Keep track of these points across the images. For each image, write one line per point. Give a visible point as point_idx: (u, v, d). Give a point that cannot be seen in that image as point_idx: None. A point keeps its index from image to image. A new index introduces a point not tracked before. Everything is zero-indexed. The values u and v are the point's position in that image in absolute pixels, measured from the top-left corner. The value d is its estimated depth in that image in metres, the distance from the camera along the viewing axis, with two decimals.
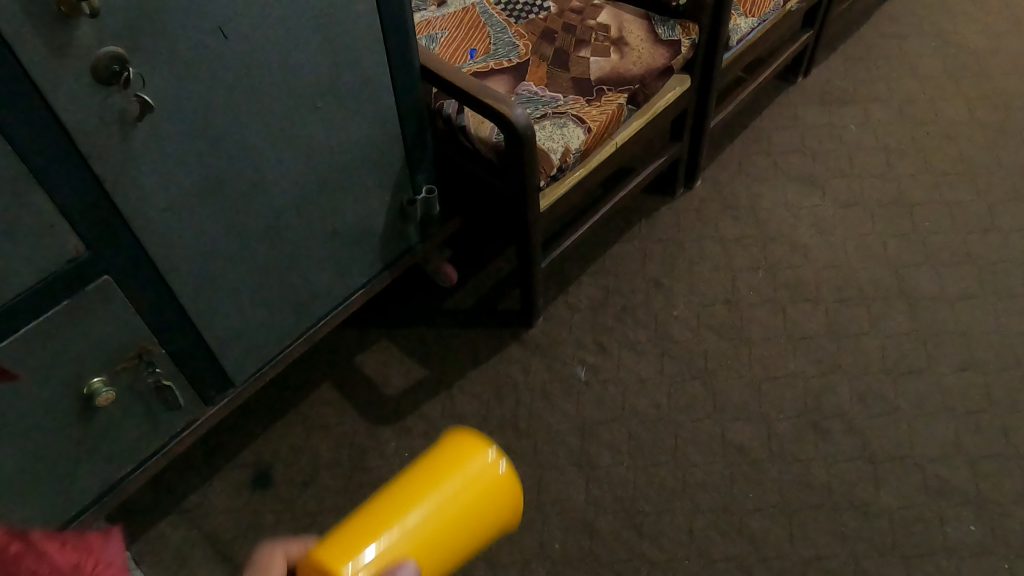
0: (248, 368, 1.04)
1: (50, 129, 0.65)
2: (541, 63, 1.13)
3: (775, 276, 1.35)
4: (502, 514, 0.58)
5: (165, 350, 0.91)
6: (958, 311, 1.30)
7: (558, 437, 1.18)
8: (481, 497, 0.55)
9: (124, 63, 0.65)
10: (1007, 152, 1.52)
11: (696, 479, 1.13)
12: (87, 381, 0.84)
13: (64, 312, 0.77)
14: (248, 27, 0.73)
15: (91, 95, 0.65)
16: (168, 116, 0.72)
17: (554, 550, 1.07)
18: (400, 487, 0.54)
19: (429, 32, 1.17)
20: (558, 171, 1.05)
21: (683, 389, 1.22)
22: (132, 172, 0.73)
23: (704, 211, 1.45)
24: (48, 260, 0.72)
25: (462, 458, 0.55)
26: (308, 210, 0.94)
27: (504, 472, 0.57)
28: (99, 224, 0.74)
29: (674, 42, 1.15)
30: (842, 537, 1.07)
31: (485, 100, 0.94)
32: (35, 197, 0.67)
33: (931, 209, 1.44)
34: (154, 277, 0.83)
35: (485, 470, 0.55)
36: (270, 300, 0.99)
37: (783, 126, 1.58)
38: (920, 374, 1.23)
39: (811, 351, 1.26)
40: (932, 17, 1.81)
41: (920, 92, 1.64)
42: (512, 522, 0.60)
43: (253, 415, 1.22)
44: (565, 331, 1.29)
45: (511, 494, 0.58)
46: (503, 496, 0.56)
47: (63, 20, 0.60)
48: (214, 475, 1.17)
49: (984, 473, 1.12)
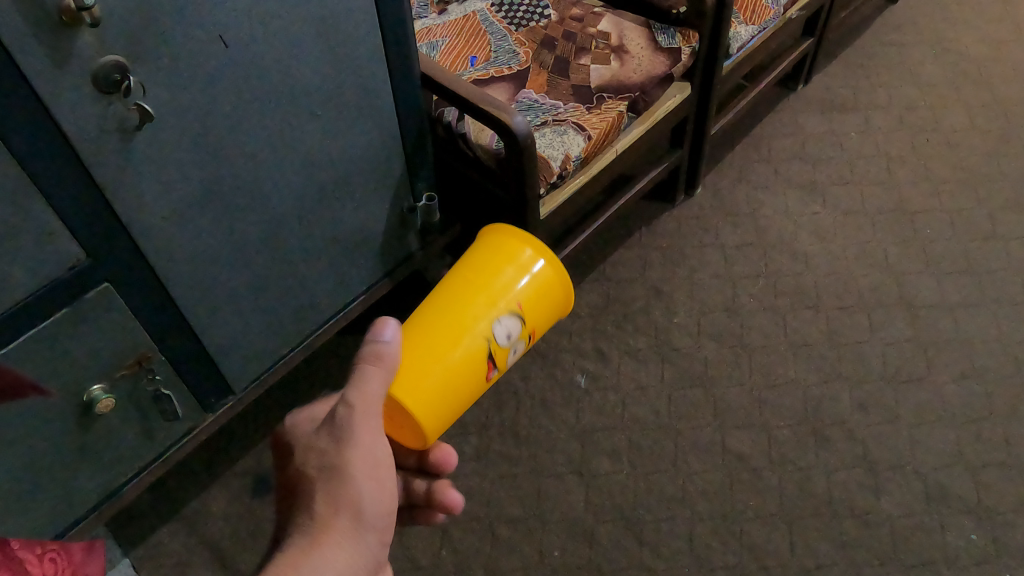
0: (247, 375, 1.04)
1: (50, 138, 0.65)
2: (541, 70, 1.13)
3: (776, 284, 1.35)
4: (548, 291, 0.78)
5: (165, 357, 0.91)
6: (958, 318, 1.30)
7: (557, 444, 1.17)
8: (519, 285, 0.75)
9: (126, 71, 0.65)
10: (1008, 159, 1.52)
11: (696, 487, 1.13)
12: (86, 389, 0.84)
13: (64, 319, 0.77)
14: (248, 34, 0.73)
15: (91, 103, 0.65)
16: (167, 123, 0.72)
17: (554, 558, 1.07)
18: (456, 284, 0.74)
19: (430, 39, 1.17)
20: (558, 178, 1.06)
21: (683, 397, 1.22)
22: (133, 180, 0.73)
23: (705, 218, 1.45)
24: (47, 269, 0.72)
25: (502, 256, 0.76)
26: (308, 218, 0.94)
27: (535, 269, 0.77)
28: (99, 232, 0.74)
29: (674, 50, 1.15)
30: (843, 546, 1.07)
31: (485, 107, 0.94)
32: (35, 206, 0.67)
33: (932, 217, 1.44)
34: (155, 286, 0.83)
35: (520, 266, 0.76)
36: (270, 307, 0.99)
37: (785, 133, 1.59)
38: (922, 382, 1.22)
39: (811, 359, 1.25)
40: (933, 25, 1.81)
41: (922, 99, 1.64)
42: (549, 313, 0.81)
43: (252, 421, 1.22)
44: (565, 339, 1.29)
45: (546, 287, 0.78)
46: (539, 287, 0.77)
47: (64, 30, 0.60)
48: (213, 482, 1.16)
49: (985, 482, 1.12)
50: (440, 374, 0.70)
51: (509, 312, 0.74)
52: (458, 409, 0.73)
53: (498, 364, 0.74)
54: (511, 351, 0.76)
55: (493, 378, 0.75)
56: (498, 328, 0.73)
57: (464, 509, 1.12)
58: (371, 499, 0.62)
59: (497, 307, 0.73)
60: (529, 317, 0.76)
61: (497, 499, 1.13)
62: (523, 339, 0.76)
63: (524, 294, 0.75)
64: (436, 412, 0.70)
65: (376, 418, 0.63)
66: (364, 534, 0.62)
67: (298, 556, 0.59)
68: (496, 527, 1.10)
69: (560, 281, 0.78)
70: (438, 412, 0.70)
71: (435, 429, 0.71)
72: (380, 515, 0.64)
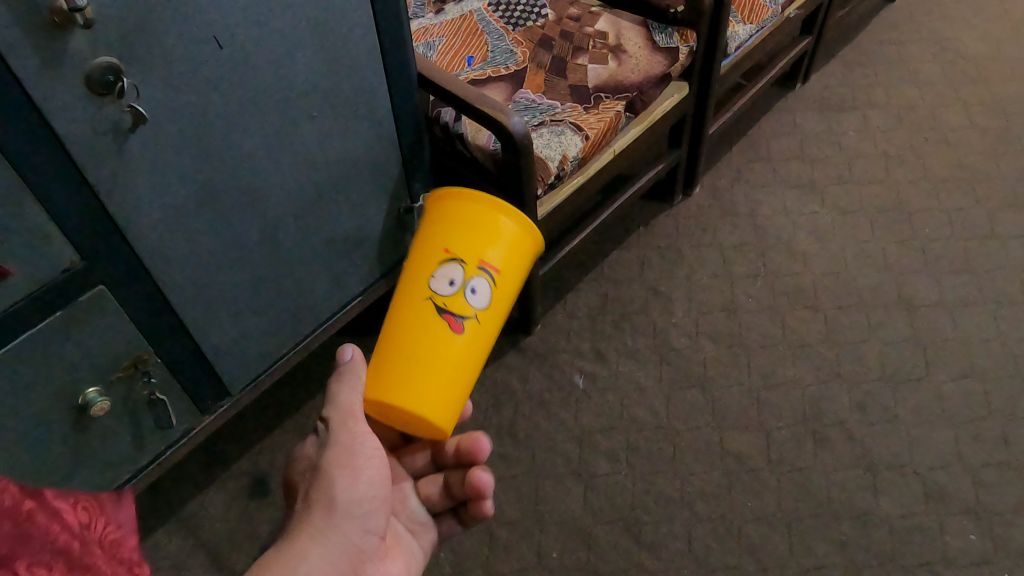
0: (244, 376, 1.04)
1: (43, 140, 0.64)
2: (538, 70, 1.13)
3: (774, 284, 1.35)
4: (499, 233, 0.75)
5: (161, 359, 0.91)
6: (957, 318, 1.30)
7: (556, 446, 1.17)
8: (470, 234, 0.73)
9: (120, 73, 0.65)
10: (1007, 159, 1.52)
11: (694, 487, 1.12)
12: (82, 392, 0.84)
13: (59, 322, 0.76)
14: (244, 35, 0.73)
15: (85, 105, 0.65)
16: (162, 125, 0.72)
17: (552, 559, 1.07)
18: (414, 258, 0.74)
19: (427, 39, 1.17)
20: (556, 178, 1.05)
21: (681, 398, 1.21)
22: (128, 182, 0.73)
23: (703, 218, 1.44)
24: (42, 272, 0.72)
25: (452, 213, 0.75)
26: (305, 219, 0.94)
27: (489, 215, 0.74)
28: (94, 235, 0.73)
29: (672, 49, 1.15)
30: (841, 546, 1.07)
31: (482, 107, 0.93)
32: (28, 208, 0.66)
33: (930, 216, 1.44)
34: (151, 288, 0.83)
35: (468, 219, 0.74)
36: (266, 309, 0.98)
37: (783, 132, 1.58)
38: (921, 382, 1.22)
39: (810, 359, 1.25)
40: (932, 24, 1.81)
41: (920, 98, 1.64)
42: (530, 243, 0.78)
43: (249, 423, 1.22)
44: (563, 340, 1.29)
45: (509, 227, 0.75)
46: (493, 228, 0.74)
47: (57, 30, 0.60)
48: (210, 484, 1.16)
49: (984, 482, 1.12)
50: (404, 348, 0.68)
51: (443, 261, 0.72)
52: (443, 375, 0.68)
53: (458, 309, 0.69)
54: (469, 292, 0.71)
55: (465, 326, 0.69)
56: (435, 280, 0.71)
57: None
58: (347, 496, 0.66)
59: (429, 264, 0.72)
60: (472, 254, 0.72)
61: (496, 500, 1.12)
62: (476, 277, 0.72)
63: (474, 247, 0.73)
64: (413, 385, 0.67)
65: (356, 420, 0.67)
66: (337, 530, 0.66)
67: (274, 544, 0.65)
68: (494, 528, 1.10)
69: (493, 206, 0.75)
70: (422, 385, 0.67)
71: (425, 403, 0.67)
72: (357, 512, 0.67)
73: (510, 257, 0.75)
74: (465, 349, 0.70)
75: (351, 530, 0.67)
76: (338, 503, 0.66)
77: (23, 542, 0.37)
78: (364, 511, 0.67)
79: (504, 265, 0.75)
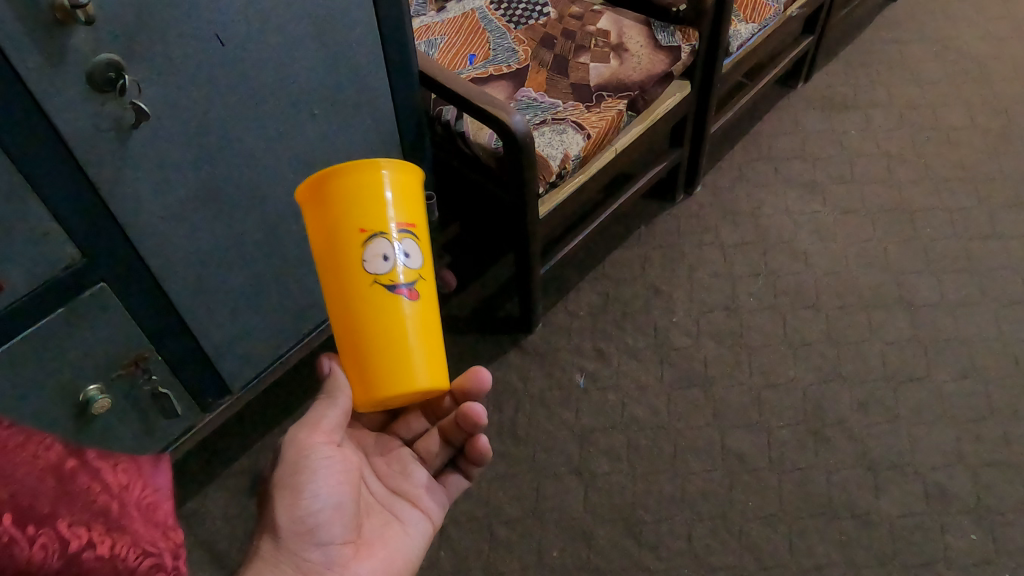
0: (245, 374, 1.04)
1: (44, 137, 0.64)
2: (540, 69, 1.13)
3: (775, 284, 1.34)
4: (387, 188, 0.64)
5: (161, 357, 0.90)
6: (958, 318, 1.29)
7: (556, 444, 1.17)
8: (367, 203, 0.63)
9: (121, 70, 0.65)
10: (1009, 158, 1.52)
11: (695, 487, 1.12)
12: (83, 389, 0.84)
13: (60, 319, 0.76)
14: (246, 33, 0.73)
15: (86, 102, 0.65)
16: (163, 123, 0.72)
17: (553, 558, 1.07)
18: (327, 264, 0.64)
19: (428, 38, 1.16)
20: (557, 177, 1.05)
21: (682, 397, 1.21)
22: (129, 179, 0.72)
23: (704, 217, 1.44)
24: (43, 270, 0.71)
25: (337, 194, 0.62)
26: (306, 216, 0.94)
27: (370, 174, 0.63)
28: (95, 232, 0.73)
29: (674, 48, 1.14)
30: (842, 546, 1.07)
31: (484, 107, 0.93)
32: (30, 205, 0.66)
33: (932, 216, 1.43)
34: (151, 285, 0.83)
35: (355, 189, 0.63)
36: (266, 306, 0.98)
37: (785, 132, 1.58)
38: (922, 382, 1.22)
39: (811, 359, 1.25)
40: (934, 23, 1.81)
41: (922, 98, 1.64)
42: (411, 175, 0.67)
43: (250, 421, 1.22)
44: (564, 338, 1.28)
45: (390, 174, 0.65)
46: (374, 185, 0.63)
47: (58, 27, 0.59)
48: (211, 482, 1.16)
49: (984, 482, 1.12)
50: (378, 343, 0.64)
51: (360, 245, 0.62)
52: (422, 346, 0.65)
53: (407, 277, 0.64)
54: (404, 259, 0.64)
55: (419, 292, 0.65)
56: (368, 265, 0.63)
57: (463, 509, 1.11)
58: (292, 518, 0.63)
59: (347, 249, 0.63)
60: (382, 219, 0.63)
61: (496, 499, 1.12)
62: (401, 239, 0.64)
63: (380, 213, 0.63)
64: (402, 364, 0.64)
65: (300, 431, 0.65)
66: (288, 551, 0.63)
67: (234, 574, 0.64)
68: (495, 527, 1.10)
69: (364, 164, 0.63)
70: (411, 358, 0.65)
71: (424, 369, 0.65)
72: (307, 529, 0.63)
73: (411, 204, 0.66)
74: (424, 312, 0.66)
75: (305, 551, 0.63)
76: (281, 525, 0.63)
77: (62, 499, 0.37)
78: (316, 529, 0.64)
79: (411, 214, 0.66)
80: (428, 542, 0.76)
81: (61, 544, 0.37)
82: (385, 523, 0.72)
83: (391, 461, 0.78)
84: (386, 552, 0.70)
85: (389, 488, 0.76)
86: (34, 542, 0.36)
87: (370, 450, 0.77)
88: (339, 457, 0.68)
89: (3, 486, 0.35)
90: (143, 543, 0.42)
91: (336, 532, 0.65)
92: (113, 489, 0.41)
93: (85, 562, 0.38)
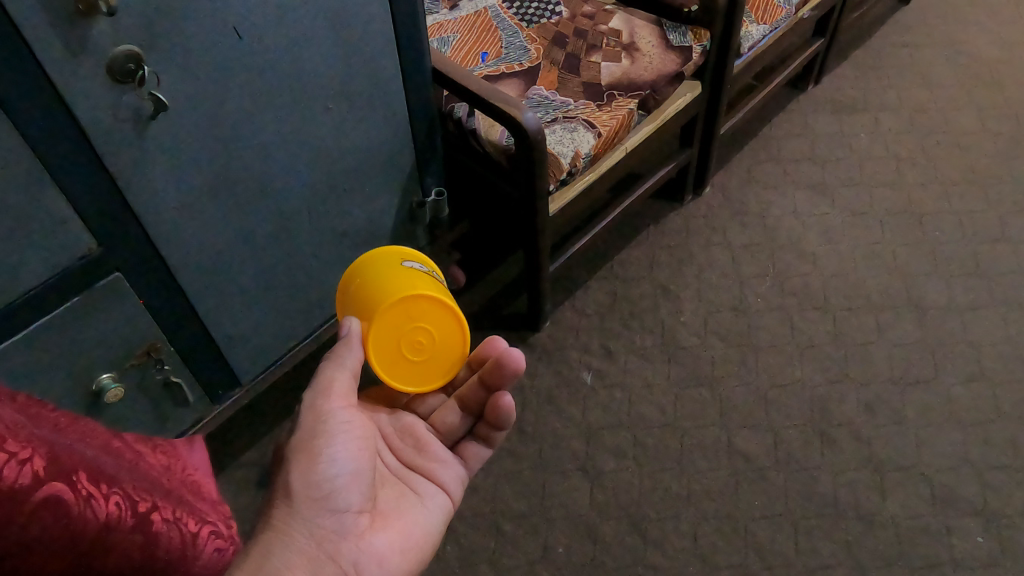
0: (254, 367, 1.05)
1: (62, 126, 0.65)
2: (552, 67, 1.13)
3: (783, 285, 1.35)
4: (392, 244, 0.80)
5: (174, 348, 0.91)
6: (966, 320, 1.30)
7: (562, 441, 1.17)
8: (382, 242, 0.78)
9: (140, 61, 0.65)
10: (1018, 162, 1.52)
11: (700, 485, 1.13)
12: (95, 378, 0.84)
13: (74, 308, 0.77)
14: (263, 27, 0.73)
15: (105, 92, 0.66)
16: (180, 114, 0.72)
17: (558, 554, 1.07)
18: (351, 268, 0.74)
19: (441, 35, 1.17)
20: (568, 174, 1.05)
21: (689, 397, 1.22)
22: (146, 169, 0.73)
23: (713, 217, 1.45)
24: (59, 259, 0.72)
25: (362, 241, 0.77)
26: (318, 209, 0.95)
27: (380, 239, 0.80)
28: (111, 222, 0.74)
29: (685, 48, 1.15)
30: (847, 546, 1.07)
31: (496, 103, 0.94)
32: (48, 193, 0.67)
33: (941, 218, 1.44)
34: (165, 276, 0.83)
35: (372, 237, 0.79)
36: (276, 298, 0.99)
37: (794, 133, 1.58)
38: (929, 385, 1.22)
39: (819, 360, 1.25)
40: (944, 26, 1.81)
41: (932, 101, 1.64)
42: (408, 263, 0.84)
43: (259, 414, 1.23)
44: (571, 336, 1.29)
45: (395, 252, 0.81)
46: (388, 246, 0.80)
47: (80, 19, 0.60)
48: (220, 474, 1.17)
49: (992, 485, 1.12)
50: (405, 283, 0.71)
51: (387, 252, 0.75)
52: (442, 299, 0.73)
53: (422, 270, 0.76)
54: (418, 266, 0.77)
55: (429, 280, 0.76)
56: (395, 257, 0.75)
57: (469, 504, 1.12)
58: (305, 482, 0.62)
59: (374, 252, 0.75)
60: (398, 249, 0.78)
61: (502, 495, 1.13)
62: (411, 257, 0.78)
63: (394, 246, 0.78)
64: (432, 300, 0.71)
65: (317, 398, 0.65)
66: (301, 518, 0.61)
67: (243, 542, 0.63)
68: (501, 523, 1.10)
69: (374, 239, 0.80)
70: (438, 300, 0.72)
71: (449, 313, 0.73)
72: (322, 495, 0.62)
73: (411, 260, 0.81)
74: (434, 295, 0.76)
75: (320, 517, 0.62)
76: (297, 490, 0.61)
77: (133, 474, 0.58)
78: (332, 495, 0.63)
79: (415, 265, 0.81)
80: (445, 516, 0.76)
81: (130, 503, 0.53)
82: (398, 496, 0.72)
83: (406, 436, 0.78)
84: (401, 523, 0.70)
85: (403, 462, 0.76)
86: (109, 498, 0.50)
87: (383, 426, 0.76)
88: (357, 426, 0.67)
89: (82, 458, 0.50)
90: (207, 512, 0.66)
91: (353, 500, 0.65)
92: (160, 463, 0.68)
93: (152, 521, 0.54)
